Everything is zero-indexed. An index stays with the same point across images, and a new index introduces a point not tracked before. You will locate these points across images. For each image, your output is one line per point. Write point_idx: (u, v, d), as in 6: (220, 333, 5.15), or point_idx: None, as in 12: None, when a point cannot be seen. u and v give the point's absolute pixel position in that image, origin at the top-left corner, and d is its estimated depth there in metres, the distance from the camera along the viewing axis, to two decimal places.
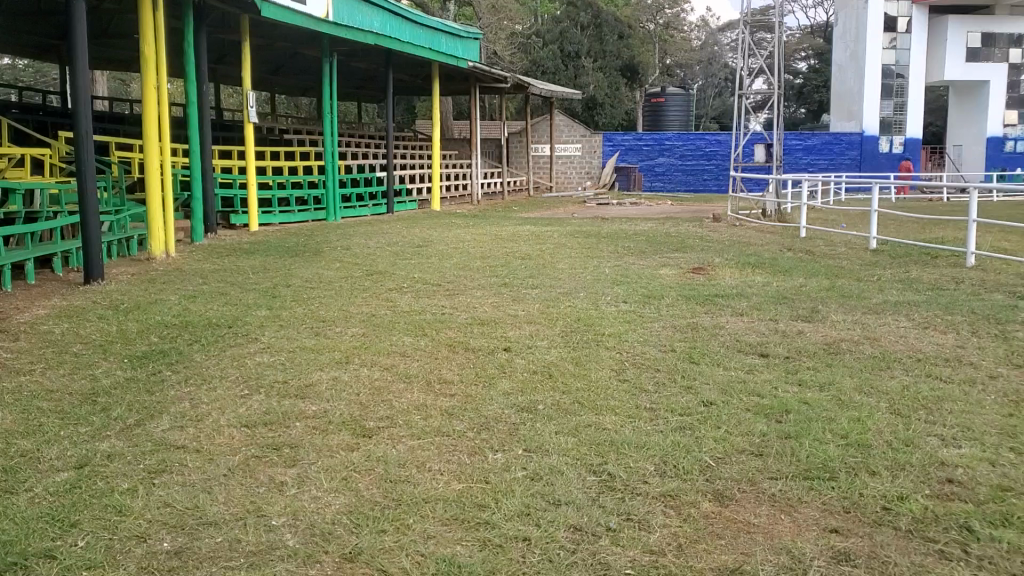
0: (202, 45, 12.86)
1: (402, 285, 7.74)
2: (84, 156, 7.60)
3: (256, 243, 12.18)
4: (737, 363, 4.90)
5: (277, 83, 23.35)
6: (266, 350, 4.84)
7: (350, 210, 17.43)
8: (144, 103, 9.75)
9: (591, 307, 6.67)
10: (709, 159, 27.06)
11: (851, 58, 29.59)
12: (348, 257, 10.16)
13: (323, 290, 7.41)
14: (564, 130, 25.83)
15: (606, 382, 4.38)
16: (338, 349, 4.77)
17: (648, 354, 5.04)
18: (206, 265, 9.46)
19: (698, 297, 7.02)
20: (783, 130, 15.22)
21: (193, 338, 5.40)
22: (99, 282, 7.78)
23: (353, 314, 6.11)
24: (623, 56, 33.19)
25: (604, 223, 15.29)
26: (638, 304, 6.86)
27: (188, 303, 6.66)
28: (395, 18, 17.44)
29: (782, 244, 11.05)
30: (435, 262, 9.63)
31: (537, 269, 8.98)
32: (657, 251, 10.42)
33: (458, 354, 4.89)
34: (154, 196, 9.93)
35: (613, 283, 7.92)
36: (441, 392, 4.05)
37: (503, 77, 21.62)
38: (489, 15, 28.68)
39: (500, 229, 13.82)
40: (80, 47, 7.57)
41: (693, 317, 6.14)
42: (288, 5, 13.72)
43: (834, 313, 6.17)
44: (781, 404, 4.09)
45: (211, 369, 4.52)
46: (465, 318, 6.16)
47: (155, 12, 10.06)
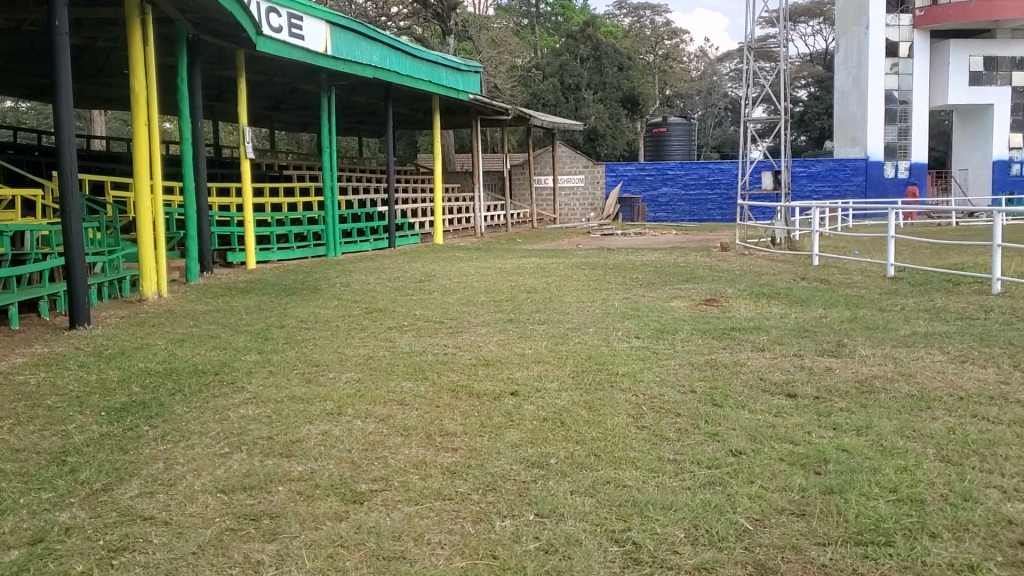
0: (197, 81, 12.61)
1: (402, 324, 7.39)
2: (69, 196, 7.28)
3: (252, 281, 11.83)
4: (763, 406, 4.52)
5: (277, 120, 23.16)
6: (251, 401, 4.46)
7: (350, 246, 17.12)
8: (135, 140, 9.44)
9: (602, 345, 6.29)
10: (712, 188, 26.74)
11: (854, 84, 29.46)
12: (347, 294, 9.82)
13: (319, 330, 7.05)
14: (567, 162, 25.46)
15: (624, 432, 4.00)
16: (329, 398, 4.39)
17: (666, 398, 4.66)
18: (198, 306, 9.11)
19: (714, 331, 6.64)
20: (790, 156, 14.88)
21: (177, 388, 5.03)
22: (85, 326, 7.42)
23: (348, 357, 5.75)
24: (624, 86, 33.05)
25: (610, 253, 14.94)
26: (652, 340, 6.48)
27: (175, 348, 6.29)
28: (396, 52, 17.26)
29: (796, 273, 10.71)
30: (437, 298, 9.28)
31: (543, 303, 8.63)
32: (667, 282, 10.08)
33: (462, 400, 4.50)
34: (146, 235, 9.61)
35: (624, 318, 7.55)
36: (442, 446, 3.68)
37: (504, 109, 21.41)
38: (489, 49, 28.59)
39: (503, 262, 13.46)
40: (64, 83, 7.27)
41: (711, 354, 5.77)
42: (287, 39, 13.53)
43: (861, 346, 5.80)
44: (817, 453, 3.70)
45: (191, 424, 4.13)
46: (469, 358, 5.79)
47: (146, 47, 9.77)
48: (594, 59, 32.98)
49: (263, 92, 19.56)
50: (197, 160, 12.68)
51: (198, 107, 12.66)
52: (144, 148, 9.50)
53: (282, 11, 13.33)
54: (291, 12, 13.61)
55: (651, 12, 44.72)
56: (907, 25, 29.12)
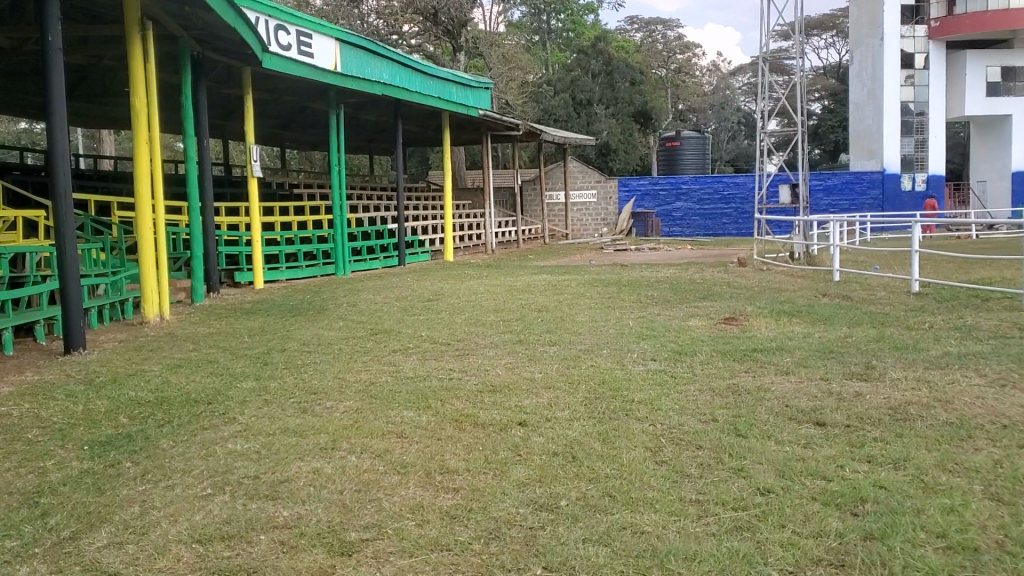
0: (202, 99, 12.44)
1: (408, 346, 7.11)
2: (63, 217, 7.07)
3: (259, 302, 11.59)
4: (792, 437, 4.19)
5: (287, 138, 23.03)
6: (241, 434, 4.17)
7: (360, 264, 16.87)
8: (135, 159, 9.22)
9: (616, 368, 5.98)
10: (727, 203, 26.40)
11: (869, 96, 29.17)
12: (354, 315, 9.56)
13: (321, 354, 6.76)
14: (579, 177, 25.32)
15: (642, 468, 3.69)
16: (324, 432, 4.09)
17: (687, 428, 4.35)
18: (200, 328, 8.86)
19: (735, 352, 6.34)
20: (808, 170, 14.53)
21: (166, 420, 4.74)
22: (81, 351, 7.18)
23: (350, 384, 5.47)
24: (636, 101, 32.80)
25: (623, 270, 14.63)
26: (669, 362, 6.17)
27: (169, 375, 6.03)
28: (405, 69, 17.05)
29: (816, 289, 10.36)
30: (445, 318, 8.99)
31: (555, 323, 8.33)
32: (683, 300, 9.76)
33: (466, 432, 4.21)
34: (147, 255, 9.37)
35: (639, 338, 7.24)
36: (442, 486, 3.38)
37: (515, 125, 21.20)
38: (500, 65, 28.43)
39: (514, 280, 13.17)
40: (57, 100, 7.06)
41: (732, 378, 5.46)
42: (296, 57, 13.37)
43: (891, 369, 5.46)
44: (853, 492, 3.37)
45: (174, 461, 3.84)
46: (475, 384, 5.50)
47: (146, 64, 9.56)
48: (606, 74, 32.64)
49: (272, 110, 19.41)
50: (203, 178, 12.47)
51: (203, 125, 12.46)
52: (145, 167, 9.29)
53: (291, 29, 13.17)
54: (300, 29, 13.45)
55: (662, 27, 44.48)
56: (922, 36, 28.86)
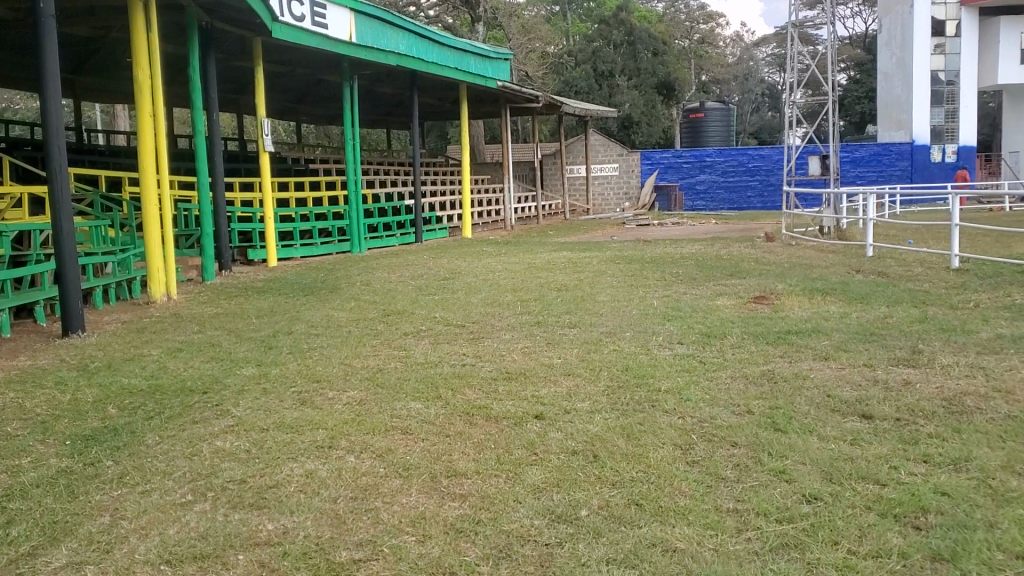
0: (211, 71, 12.06)
1: (420, 329, 6.76)
2: (59, 193, 6.73)
3: (271, 280, 11.25)
4: (836, 434, 3.79)
5: (303, 112, 22.66)
6: (232, 430, 3.81)
7: (376, 241, 16.51)
8: (139, 133, 8.87)
9: (641, 353, 5.60)
10: (752, 175, 25.82)
11: (898, 65, 28.42)
12: (366, 294, 9.22)
13: (328, 337, 6.42)
14: (600, 151, 24.63)
15: (672, 471, 3.30)
16: (322, 427, 3.73)
17: (721, 423, 3.95)
18: (207, 308, 8.53)
19: (767, 335, 5.95)
20: (839, 141, 13.95)
21: (155, 412, 4.39)
22: (79, 334, 6.87)
23: (356, 370, 5.13)
24: (659, 72, 32.14)
25: (647, 245, 14.18)
26: (697, 346, 5.79)
27: (167, 361, 5.70)
28: (422, 40, 16.58)
29: (849, 265, 9.91)
30: (462, 297, 8.63)
31: (574, 303, 7.96)
32: (709, 278, 9.33)
33: (478, 428, 3.84)
34: (153, 233, 9.02)
35: (664, 320, 6.85)
36: (448, 492, 3.02)
37: (535, 97, 20.70)
38: (520, 36, 27.87)
39: (534, 257, 12.77)
40: (51, 70, 6.71)
41: (767, 365, 5.05)
42: (310, 28, 12.97)
43: (940, 354, 5.03)
44: (912, 499, 2.96)
45: (155, 460, 3.49)
46: (489, 371, 5.13)
47: (149, 33, 9.19)
48: (628, 45, 32.05)
49: (287, 84, 19.05)
50: (213, 153, 12.12)
51: (213, 98, 12.08)
52: (149, 141, 8.94)
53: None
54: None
55: None
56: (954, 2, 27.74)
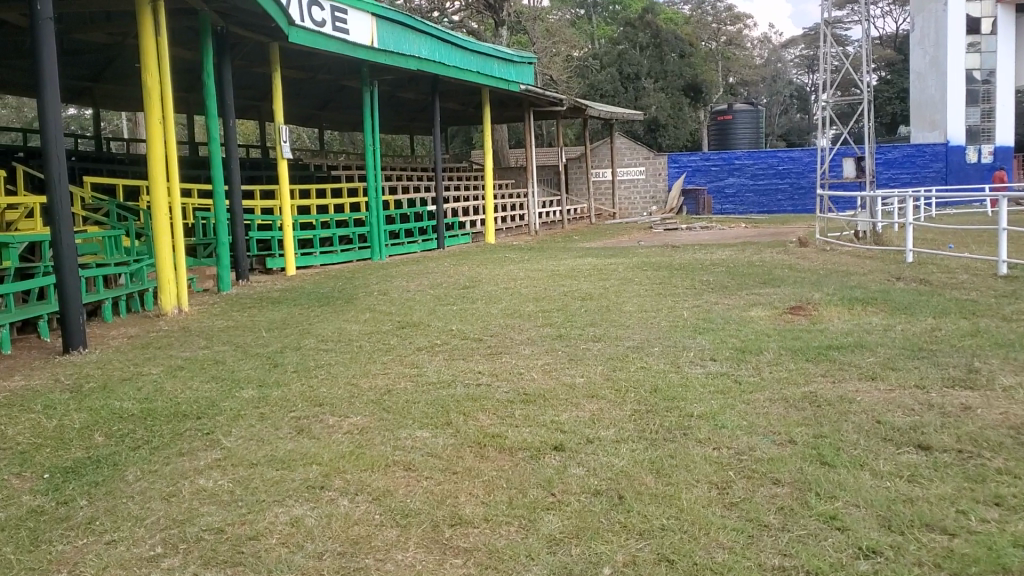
0: (226, 77, 11.78)
1: (435, 343, 6.42)
2: (59, 204, 6.46)
3: (287, 290, 10.93)
4: (892, 468, 3.37)
5: (325, 119, 22.44)
6: (219, 464, 3.46)
7: (398, 248, 16.20)
8: (148, 140, 8.60)
9: (671, 371, 5.20)
10: (782, 178, 25.22)
11: (931, 64, 27.82)
12: (383, 305, 8.88)
13: (337, 353, 6.07)
14: (626, 153, 24.46)
15: (706, 517, 2.90)
16: (316, 462, 3.37)
17: (760, 455, 3.56)
18: (218, 321, 8.21)
19: (807, 350, 5.54)
20: (875, 142, 13.42)
21: (142, 441, 4.05)
22: (80, 351, 6.57)
23: (364, 391, 4.79)
24: (685, 74, 31.67)
25: (676, 251, 13.74)
26: (730, 363, 5.39)
27: (166, 381, 5.37)
28: (444, 44, 16.25)
29: (888, 272, 9.44)
30: (482, 308, 8.28)
31: (600, 314, 7.58)
32: (741, 286, 8.91)
33: (491, 462, 3.45)
34: (163, 243, 8.72)
35: (695, 333, 6.44)
36: (451, 546, 2.66)
37: (559, 101, 20.32)
38: (545, 40, 27.50)
39: (558, 264, 12.38)
40: (49, 76, 6.43)
41: (810, 385, 4.63)
42: (330, 33, 12.69)
43: (999, 373, 4.59)
44: (987, 556, 2.55)
45: (130, 502, 3.13)
46: (507, 392, 4.76)
47: (158, 38, 8.91)
48: (654, 47, 31.59)
49: (308, 90, 18.79)
50: (229, 161, 11.83)
51: (229, 105, 11.81)
52: (159, 149, 8.65)
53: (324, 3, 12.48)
54: (334, 4, 12.77)
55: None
56: None
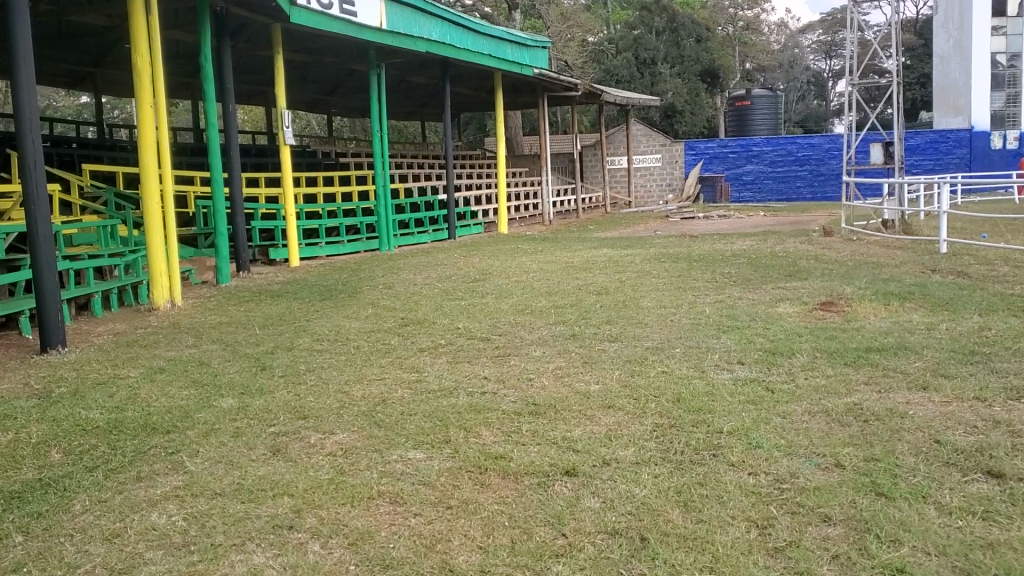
0: (226, 59, 11.27)
1: (438, 343, 5.94)
2: (35, 192, 6.01)
3: (290, 283, 10.42)
4: (961, 503, 2.86)
5: (334, 105, 21.97)
6: (176, 495, 3.00)
7: (407, 237, 15.69)
8: (139, 125, 8.12)
9: (696, 378, 4.70)
10: (801, 165, 24.52)
11: (955, 48, 27.28)
12: (387, 299, 8.41)
13: (332, 355, 5.59)
14: (642, 140, 23.88)
15: (746, 569, 2.42)
16: (288, 494, 2.91)
17: (803, 484, 3.07)
18: (212, 317, 7.76)
19: (847, 354, 5.04)
20: (904, 127, 12.80)
21: (99, 462, 3.57)
22: (59, 350, 6.13)
23: (357, 400, 4.32)
24: (703, 59, 30.99)
25: (695, 241, 13.21)
26: (761, 368, 4.89)
27: (144, 386, 4.91)
28: (455, 27, 15.70)
29: (921, 264, 8.91)
30: (491, 304, 7.79)
31: (615, 310, 7.07)
32: (766, 280, 8.37)
33: (490, 494, 2.96)
34: (155, 235, 8.26)
35: (719, 332, 5.93)
36: None
37: (574, 85, 19.74)
38: (559, 24, 26.90)
39: (572, 255, 11.87)
40: (22, 54, 5.96)
41: (853, 397, 4.12)
42: (336, 15, 12.21)
43: None
44: None
45: (66, 544, 2.66)
46: (514, 402, 4.26)
47: (149, 19, 8.45)
48: (670, 32, 30.94)
49: (316, 74, 18.32)
50: (230, 147, 11.35)
51: (229, 90, 11.31)
52: (149, 134, 8.18)
53: None
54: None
55: None
56: None
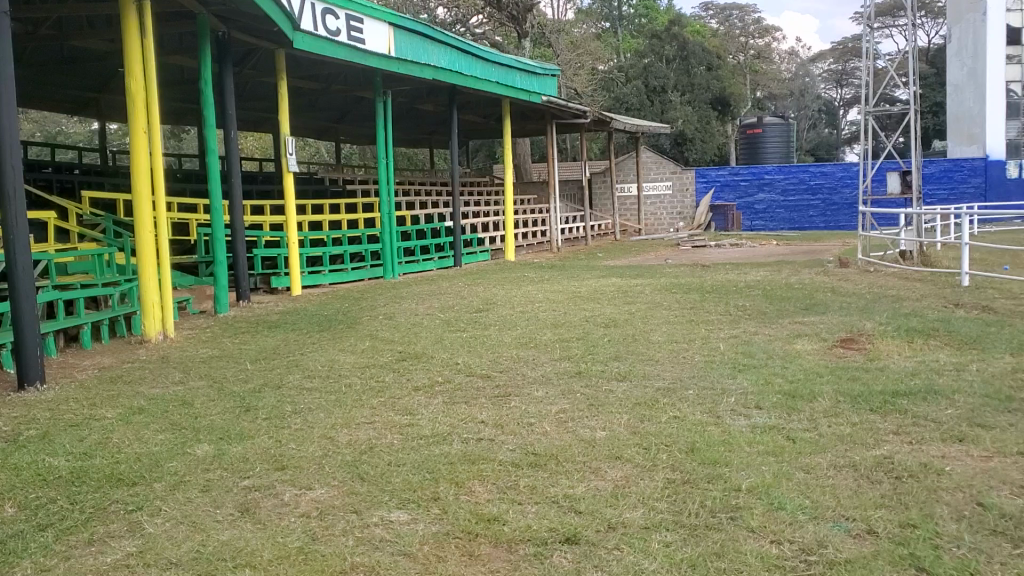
0: (228, 84, 11.03)
1: (435, 381, 5.61)
2: (14, 221, 5.71)
3: (289, 313, 10.12)
4: None
5: (342, 132, 21.82)
6: (126, 566, 2.68)
7: (413, 265, 15.38)
8: (132, 151, 7.87)
9: (709, 425, 4.35)
10: (814, 194, 24.21)
11: (970, 76, 26.96)
12: (385, 331, 8.08)
13: (321, 393, 5.26)
14: (652, 168, 23.46)
15: None
16: (250, 566, 2.62)
17: (832, 556, 2.73)
18: (202, 350, 7.44)
19: (871, 398, 4.68)
20: (922, 155, 12.48)
21: (53, 519, 3.22)
22: (37, 386, 5.84)
23: (340, 449, 3.97)
24: (713, 87, 30.81)
25: (707, 271, 12.88)
26: (780, 414, 4.52)
27: (118, 430, 4.59)
28: (465, 55, 15.51)
29: (943, 298, 8.57)
30: (494, 337, 7.47)
31: (623, 345, 6.71)
32: (781, 313, 8.04)
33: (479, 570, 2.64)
34: (148, 265, 7.98)
35: (735, 371, 5.59)
36: None
37: (582, 113, 19.52)
38: (568, 52, 26.79)
39: (581, 284, 11.55)
40: (4, 74, 5.65)
41: (881, 449, 3.76)
42: (344, 41, 12.02)
43: None
44: None
45: None
46: (512, 452, 3.92)
47: (143, 42, 8.22)
48: (681, 60, 30.84)
49: (323, 101, 18.16)
50: (231, 174, 11.08)
51: (231, 116, 11.07)
52: (143, 159, 7.93)
53: (339, 12, 11.88)
54: (349, 13, 12.13)
55: (741, 11, 42.05)
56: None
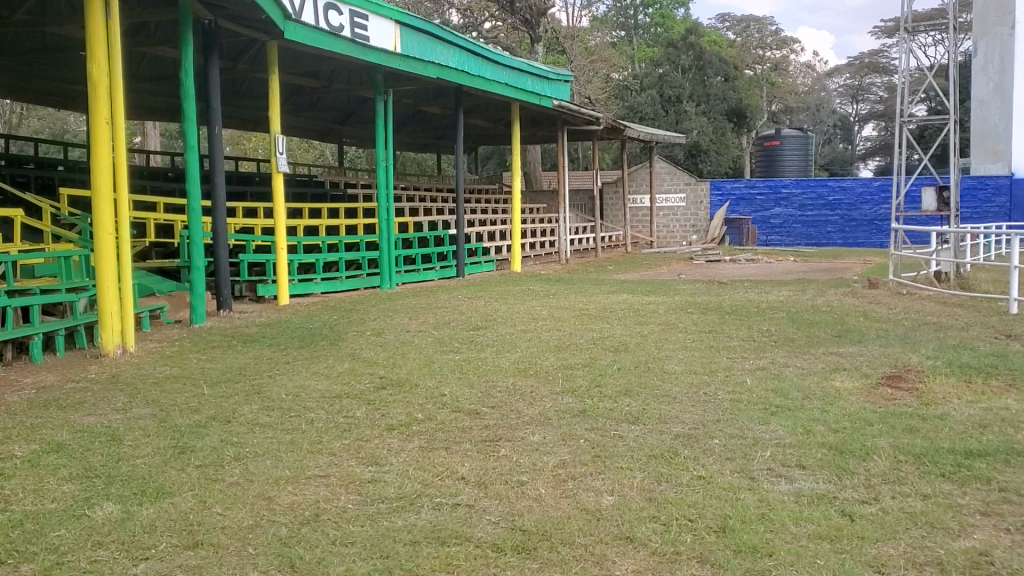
0: (214, 75, 10.23)
1: (415, 418, 4.76)
2: None
3: (270, 325, 9.27)
4: None
5: (345, 134, 21.05)
6: None
7: (413, 274, 14.56)
8: (91, 144, 7.07)
9: (743, 491, 3.49)
10: (832, 209, 23.21)
11: (996, 92, 26.03)
12: (370, 351, 7.21)
13: (277, 432, 4.43)
14: (666, 178, 22.77)
15: None
16: None
17: None
18: (157, 369, 6.59)
19: (940, 460, 3.81)
20: (961, 170, 11.56)
21: None
22: None
23: (276, 518, 3.12)
24: (730, 98, 29.97)
25: (725, 288, 12.04)
26: (831, 479, 3.66)
27: (16, 477, 3.74)
28: (476, 58, 14.74)
29: (992, 328, 7.70)
30: (490, 360, 6.62)
31: (636, 376, 5.86)
32: (812, 341, 7.19)
33: None
34: (106, 271, 7.17)
35: (767, 416, 4.71)
36: None
37: (595, 120, 18.64)
38: (581, 58, 25.98)
39: (590, 300, 10.70)
40: None
41: (972, 540, 2.90)
42: (347, 37, 11.23)
43: None
44: None
45: None
46: (494, 527, 3.08)
47: (108, 24, 7.41)
48: (696, 69, 30.04)
49: (323, 100, 17.39)
50: (213, 174, 10.27)
51: (216, 111, 10.24)
52: (104, 154, 7.11)
53: (343, 7, 11.11)
54: (352, 8, 11.33)
55: (758, 24, 41.55)
56: None
